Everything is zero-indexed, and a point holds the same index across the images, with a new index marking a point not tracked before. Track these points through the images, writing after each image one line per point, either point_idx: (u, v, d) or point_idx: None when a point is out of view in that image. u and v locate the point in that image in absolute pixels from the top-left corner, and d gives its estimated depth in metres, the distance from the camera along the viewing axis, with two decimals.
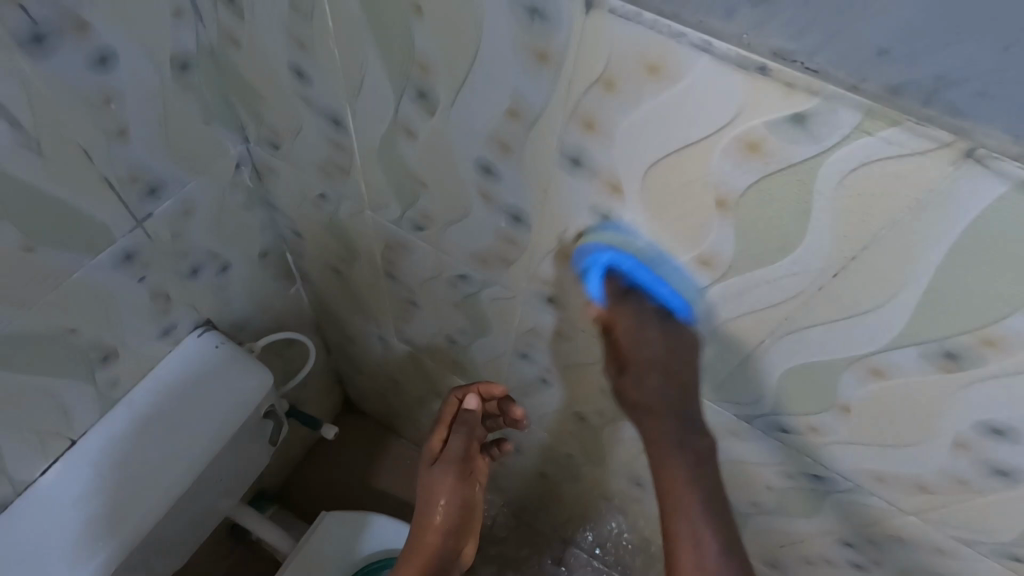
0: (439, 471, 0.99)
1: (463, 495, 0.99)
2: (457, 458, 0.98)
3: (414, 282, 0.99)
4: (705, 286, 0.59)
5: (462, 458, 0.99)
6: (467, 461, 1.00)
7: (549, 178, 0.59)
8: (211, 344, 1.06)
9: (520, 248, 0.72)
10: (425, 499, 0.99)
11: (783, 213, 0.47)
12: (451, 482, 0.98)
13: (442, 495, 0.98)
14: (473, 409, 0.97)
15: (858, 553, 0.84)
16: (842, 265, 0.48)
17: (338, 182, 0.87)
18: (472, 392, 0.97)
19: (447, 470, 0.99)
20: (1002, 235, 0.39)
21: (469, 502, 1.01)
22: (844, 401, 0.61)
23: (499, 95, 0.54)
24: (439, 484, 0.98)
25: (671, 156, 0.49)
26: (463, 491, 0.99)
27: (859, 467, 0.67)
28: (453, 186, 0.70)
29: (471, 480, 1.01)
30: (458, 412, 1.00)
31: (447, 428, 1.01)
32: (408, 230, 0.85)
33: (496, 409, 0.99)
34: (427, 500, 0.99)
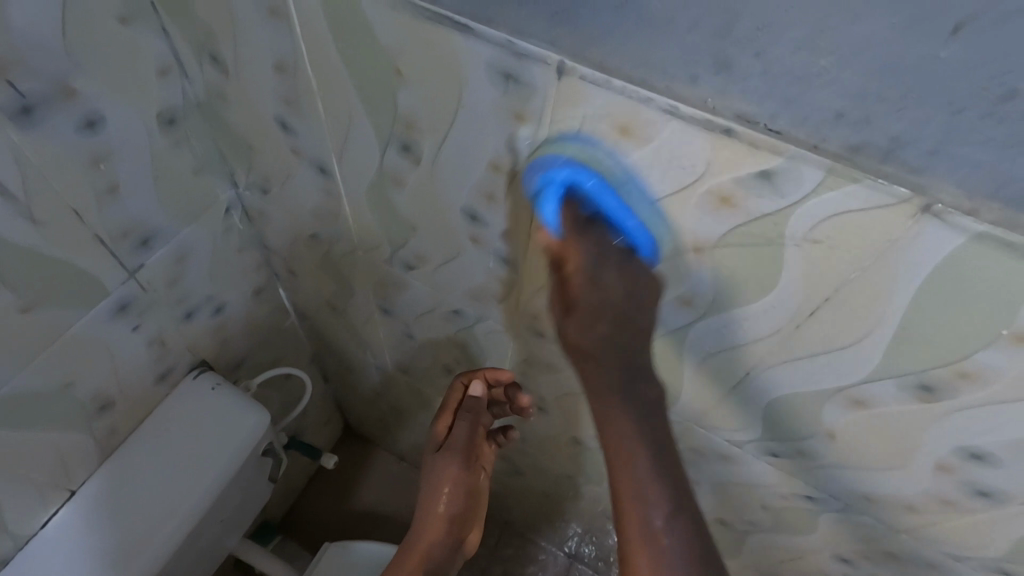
0: (443, 460, 0.97)
1: (467, 485, 0.98)
2: (462, 446, 0.96)
3: (408, 316, 1.00)
4: (688, 323, 0.60)
5: (466, 445, 0.96)
6: (473, 450, 0.97)
7: (533, 224, 0.61)
8: (206, 386, 1.06)
9: (509, 287, 0.74)
10: (425, 488, 0.98)
11: (757, 259, 0.49)
12: (455, 471, 0.96)
13: (445, 486, 0.96)
14: (478, 397, 0.92)
15: (855, 568, 0.85)
16: (816, 306, 0.50)
17: (328, 224, 0.88)
18: (478, 379, 0.91)
19: (450, 459, 0.97)
20: (964, 282, 0.41)
21: (474, 492, 0.99)
22: (830, 429, 0.62)
23: (481, 149, 0.56)
24: (444, 474, 0.96)
25: (648, 207, 0.51)
26: (467, 480, 0.97)
27: (849, 488, 0.69)
28: (441, 230, 0.72)
29: (477, 469, 0.99)
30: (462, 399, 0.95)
31: (451, 415, 0.97)
32: (400, 269, 0.87)
33: (502, 396, 0.92)
34: (428, 490, 0.98)
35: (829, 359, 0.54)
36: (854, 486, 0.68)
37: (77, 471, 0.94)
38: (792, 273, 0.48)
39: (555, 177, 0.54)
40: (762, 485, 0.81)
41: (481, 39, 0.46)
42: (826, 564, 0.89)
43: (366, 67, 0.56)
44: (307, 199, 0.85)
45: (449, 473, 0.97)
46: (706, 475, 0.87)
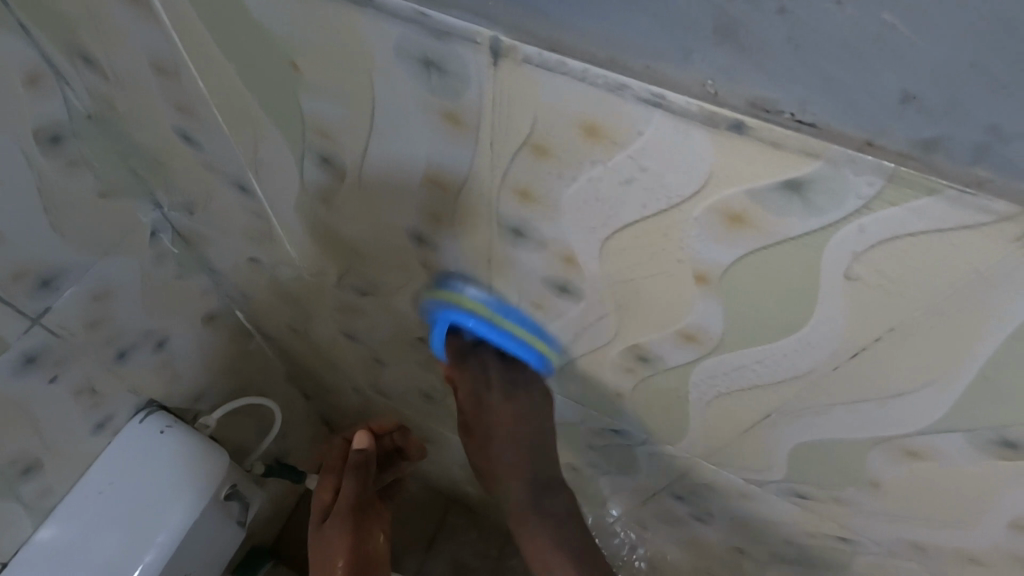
0: (329, 526, 0.83)
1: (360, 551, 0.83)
2: (351, 505, 0.84)
3: (373, 342, 0.88)
4: (691, 360, 0.48)
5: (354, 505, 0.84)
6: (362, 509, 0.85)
7: (491, 248, 0.48)
8: (155, 430, 0.94)
9: (476, 316, 0.61)
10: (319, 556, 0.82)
11: (781, 289, 0.37)
12: (342, 537, 0.82)
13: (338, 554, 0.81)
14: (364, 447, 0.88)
15: None
16: (861, 347, 0.37)
17: (265, 246, 0.75)
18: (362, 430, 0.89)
19: (336, 524, 0.83)
20: None
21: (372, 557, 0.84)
22: (873, 478, 0.50)
23: (413, 160, 0.43)
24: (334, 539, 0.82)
25: (633, 227, 0.38)
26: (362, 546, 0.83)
27: (893, 535, 0.57)
28: (388, 253, 0.59)
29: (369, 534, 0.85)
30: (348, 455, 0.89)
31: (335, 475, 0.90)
32: (353, 294, 0.74)
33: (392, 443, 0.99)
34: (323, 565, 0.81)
35: (875, 406, 0.42)
36: (901, 534, 0.56)
37: (8, 540, 0.83)
38: (831, 309, 0.36)
39: (509, 193, 0.41)
40: (787, 524, 0.69)
41: (385, 15, 0.33)
42: None
43: (256, 62, 0.43)
44: (237, 220, 0.72)
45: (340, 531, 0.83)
46: (720, 509, 0.76)
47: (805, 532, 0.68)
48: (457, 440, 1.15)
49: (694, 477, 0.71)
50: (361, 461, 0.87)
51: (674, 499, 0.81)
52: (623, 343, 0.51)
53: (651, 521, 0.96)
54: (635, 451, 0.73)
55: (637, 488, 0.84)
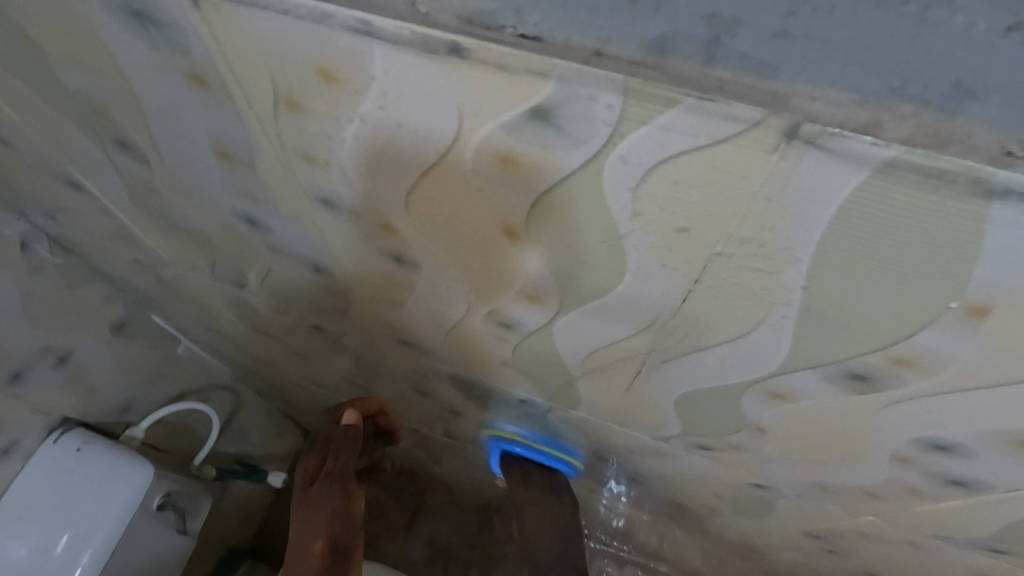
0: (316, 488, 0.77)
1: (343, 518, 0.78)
2: (339, 476, 0.78)
3: (280, 335, 0.83)
4: (547, 321, 0.45)
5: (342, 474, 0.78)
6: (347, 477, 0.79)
7: (315, 224, 0.44)
8: (71, 448, 0.90)
9: (345, 298, 0.57)
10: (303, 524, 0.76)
11: (588, 234, 0.33)
12: (333, 503, 0.77)
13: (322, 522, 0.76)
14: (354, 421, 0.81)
15: (828, 543, 0.73)
16: (685, 289, 0.34)
17: (134, 248, 0.71)
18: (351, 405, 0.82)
19: (331, 489, 0.77)
20: (880, 239, 0.25)
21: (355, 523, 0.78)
22: (756, 424, 0.47)
23: (195, 134, 0.39)
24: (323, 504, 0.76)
25: (424, 182, 0.34)
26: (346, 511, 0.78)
27: (798, 477, 0.55)
28: (236, 242, 0.55)
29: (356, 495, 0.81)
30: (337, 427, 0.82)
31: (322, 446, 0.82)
32: (234, 288, 0.70)
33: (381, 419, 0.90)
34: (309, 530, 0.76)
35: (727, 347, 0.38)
36: (806, 476, 0.54)
37: None
38: (641, 251, 0.32)
39: (297, 161, 0.37)
40: (708, 476, 0.67)
41: None
42: (800, 540, 0.76)
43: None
44: (97, 223, 0.67)
45: (325, 500, 0.77)
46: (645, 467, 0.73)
47: (726, 483, 0.66)
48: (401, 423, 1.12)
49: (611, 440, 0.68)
50: (352, 437, 0.80)
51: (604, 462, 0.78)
52: (481, 310, 0.47)
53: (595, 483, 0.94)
54: (548, 419, 0.70)
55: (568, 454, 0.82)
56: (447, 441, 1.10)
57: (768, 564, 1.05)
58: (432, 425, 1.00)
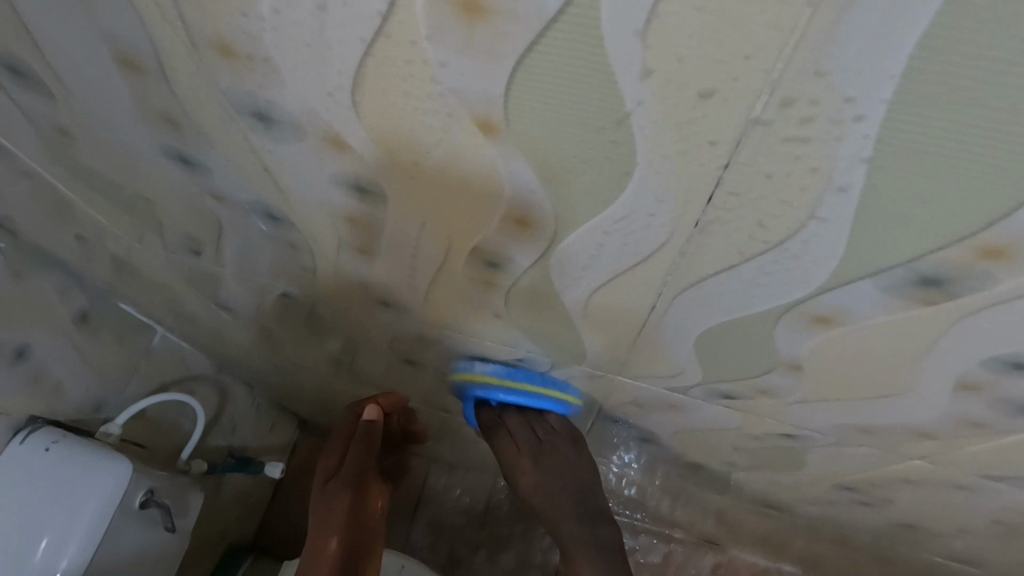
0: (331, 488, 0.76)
1: (357, 517, 0.77)
2: (356, 473, 0.76)
3: (253, 313, 0.76)
4: (540, 254, 0.38)
5: (356, 475, 0.76)
6: (365, 477, 0.77)
7: (253, 152, 0.37)
8: (40, 447, 0.84)
9: (308, 254, 0.50)
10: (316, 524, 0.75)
11: (583, 119, 0.26)
12: (345, 504, 0.75)
13: (331, 525, 0.75)
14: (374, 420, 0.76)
15: (862, 495, 0.67)
16: (711, 183, 0.27)
17: (73, 221, 0.63)
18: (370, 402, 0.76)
19: (342, 490, 0.76)
20: (989, 61, 0.18)
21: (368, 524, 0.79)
22: (789, 361, 0.41)
23: (88, 36, 0.31)
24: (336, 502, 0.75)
25: (369, 67, 0.27)
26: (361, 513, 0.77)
27: (835, 421, 0.49)
28: (174, 195, 0.47)
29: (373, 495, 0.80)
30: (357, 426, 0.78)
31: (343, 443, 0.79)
32: (189, 259, 0.62)
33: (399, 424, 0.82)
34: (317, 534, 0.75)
35: (762, 260, 0.31)
36: (846, 420, 0.48)
37: None
38: (649, 132, 0.25)
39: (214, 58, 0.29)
40: (731, 430, 0.60)
41: None
42: (832, 494, 0.71)
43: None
44: (29, 194, 0.60)
45: (340, 502, 0.75)
46: (659, 426, 0.67)
47: (751, 436, 0.60)
48: (396, 403, 1.06)
49: (621, 398, 0.62)
50: (369, 437, 0.77)
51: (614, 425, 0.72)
52: (463, 248, 0.40)
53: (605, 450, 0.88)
54: (549, 380, 0.63)
55: (575, 418, 0.76)
56: (445, 417, 1.04)
57: (792, 522, 1.00)
58: (427, 401, 0.94)
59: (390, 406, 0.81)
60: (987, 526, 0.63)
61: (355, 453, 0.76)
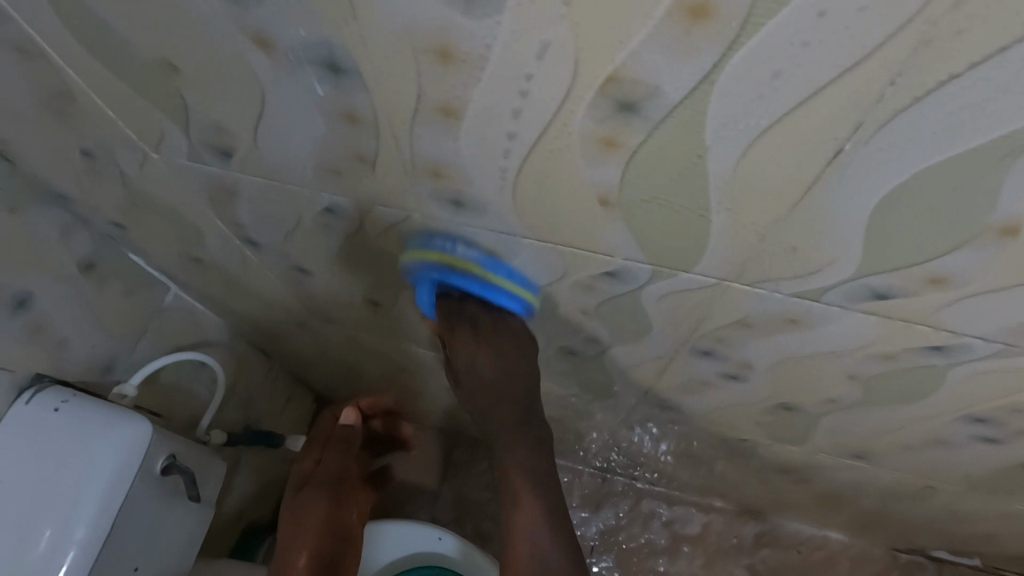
0: (304, 493, 0.77)
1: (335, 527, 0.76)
2: (332, 477, 0.79)
3: (283, 246, 0.67)
4: (701, 80, 0.29)
5: (334, 477, 0.79)
6: (342, 484, 0.79)
7: None
8: (48, 407, 0.75)
9: (370, 130, 0.41)
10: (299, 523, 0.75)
11: None
12: (321, 508, 0.75)
13: (310, 525, 0.74)
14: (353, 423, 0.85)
15: (989, 427, 0.59)
16: None
17: (78, 127, 0.54)
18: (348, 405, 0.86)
19: (318, 492, 0.77)
20: None
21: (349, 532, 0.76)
22: (1003, 218, 0.33)
23: None
24: (311, 507, 0.75)
25: None
26: (339, 521, 0.76)
27: (1015, 317, 0.41)
28: (210, 55, 0.39)
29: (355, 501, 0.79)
30: (332, 429, 0.85)
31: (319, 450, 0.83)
32: (216, 169, 0.53)
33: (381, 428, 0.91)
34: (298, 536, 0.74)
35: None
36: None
37: None
38: None
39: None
40: (854, 350, 0.52)
41: None
42: (948, 429, 0.62)
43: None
44: (25, 89, 0.50)
45: (316, 505, 0.76)
46: (759, 355, 0.59)
47: (878, 355, 0.51)
48: (432, 358, 0.97)
49: (724, 317, 0.53)
50: (347, 437, 0.83)
51: (699, 359, 0.64)
52: (589, 84, 0.31)
53: (673, 396, 0.80)
54: (637, 300, 0.55)
55: (650, 355, 0.67)
56: None
57: (869, 475, 0.92)
58: None
59: (368, 411, 0.89)
60: None
61: (331, 453, 0.81)
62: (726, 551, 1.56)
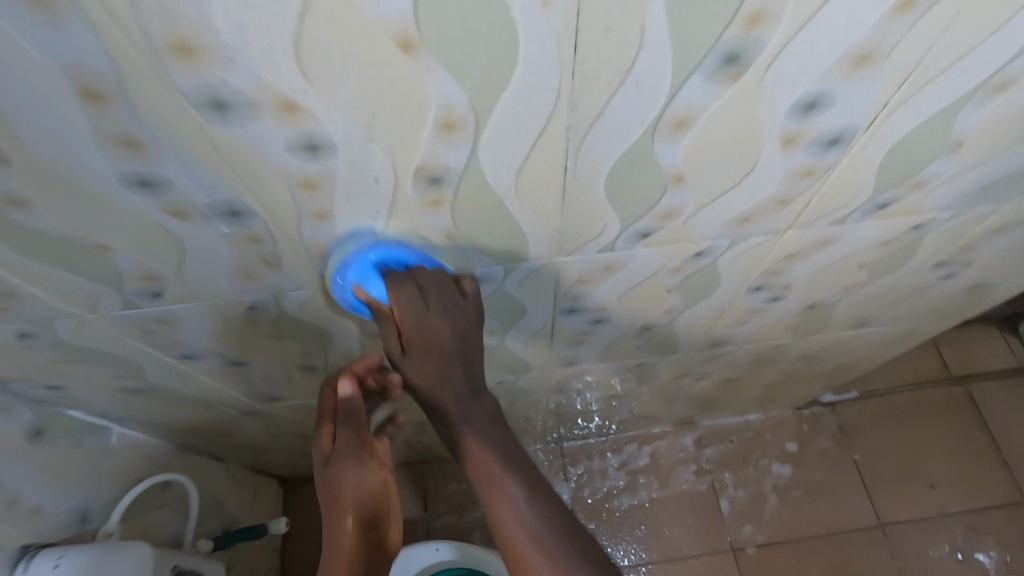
0: (330, 479, 0.73)
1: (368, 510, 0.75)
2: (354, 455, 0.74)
3: (219, 348, 0.79)
4: (467, 155, 0.48)
5: (354, 450, 0.74)
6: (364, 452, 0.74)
7: (214, 143, 0.43)
8: (47, 567, 0.81)
9: (270, 241, 0.56)
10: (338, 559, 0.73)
11: (479, 23, 0.36)
12: (351, 493, 0.73)
13: (348, 492, 0.73)
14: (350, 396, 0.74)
15: (770, 288, 0.83)
16: (571, 45, 0.39)
17: (19, 312, 0.62)
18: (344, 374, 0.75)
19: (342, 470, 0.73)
20: None
21: (381, 489, 0.76)
22: (673, 171, 0.53)
23: (49, 85, 0.36)
24: (341, 497, 0.72)
25: (310, 24, 0.35)
26: (369, 483, 0.74)
27: (724, 219, 0.62)
28: (135, 230, 0.52)
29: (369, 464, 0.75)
30: (336, 402, 0.76)
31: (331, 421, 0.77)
32: (150, 303, 0.64)
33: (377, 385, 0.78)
34: (366, 458, 0.75)
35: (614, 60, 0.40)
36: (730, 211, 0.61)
37: None
38: (533, 32, 0.37)
39: (118, 14, 0.33)
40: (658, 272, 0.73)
41: None
42: (748, 302, 0.87)
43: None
44: None
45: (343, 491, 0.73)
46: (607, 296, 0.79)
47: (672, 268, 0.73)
48: (373, 396, 1.10)
49: (569, 281, 0.73)
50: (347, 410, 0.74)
51: (568, 316, 0.84)
52: (409, 156, 0.47)
53: (568, 351, 0.99)
54: (506, 291, 0.73)
55: (536, 326, 0.86)
56: None
57: (735, 358, 1.17)
58: None
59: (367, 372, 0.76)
60: (859, 269, 0.80)
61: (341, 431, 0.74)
62: (677, 465, 1.79)
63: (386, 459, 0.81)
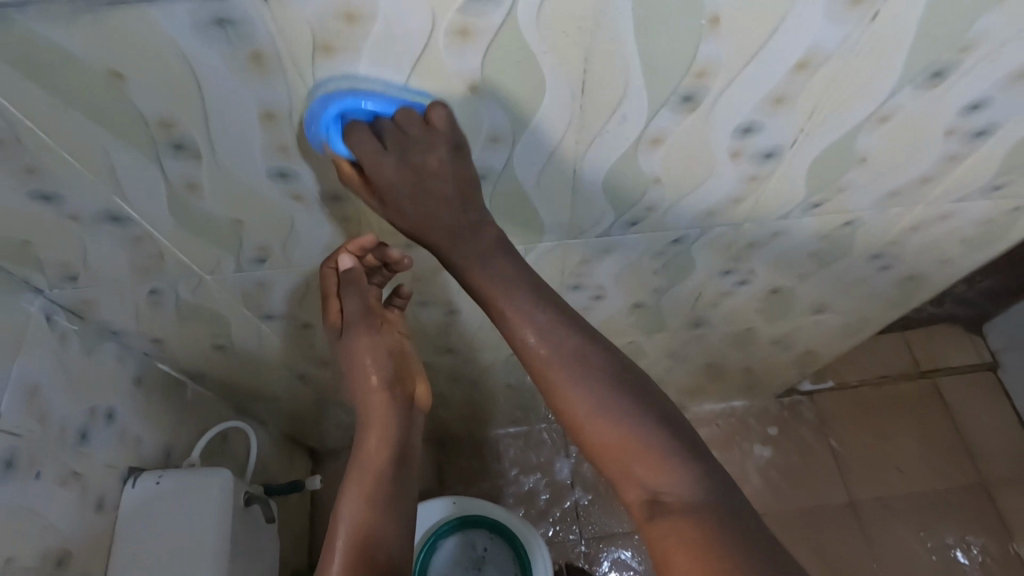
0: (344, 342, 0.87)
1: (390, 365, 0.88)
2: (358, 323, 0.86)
3: (294, 311, 0.98)
4: (506, 159, 0.68)
5: (365, 316, 0.86)
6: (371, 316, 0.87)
7: (336, 148, 0.63)
8: (151, 482, 1.02)
9: (356, 220, 0.76)
10: (370, 407, 0.87)
11: (521, 74, 0.56)
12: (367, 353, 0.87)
13: (364, 352, 0.87)
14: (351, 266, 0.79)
15: (736, 272, 1.03)
16: (580, 88, 0.59)
17: (159, 271, 0.82)
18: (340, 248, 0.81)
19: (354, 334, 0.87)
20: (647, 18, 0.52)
21: (397, 349, 0.90)
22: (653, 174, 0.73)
23: (245, 108, 0.56)
24: (356, 351, 0.87)
25: (414, 74, 0.55)
26: (384, 344, 0.88)
27: (695, 212, 0.82)
28: (264, 208, 0.72)
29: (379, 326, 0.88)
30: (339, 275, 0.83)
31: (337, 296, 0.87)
32: (255, 268, 0.84)
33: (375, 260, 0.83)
34: (376, 325, 0.89)
35: (609, 97, 0.60)
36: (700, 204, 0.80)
37: None
38: (554, 80, 0.57)
39: (300, 70, 0.53)
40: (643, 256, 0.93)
41: (188, 16, 0.47)
42: (719, 285, 1.06)
43: (36, 64, 0.50)
44: (126, 264, 0.80)
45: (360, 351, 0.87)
46: (604, 275, 0.99)
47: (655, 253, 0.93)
48: None
49: (574, 261, 0.93)
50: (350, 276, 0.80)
51: (573, 292, 1.03)
52: (465, 159, 0.67)
53: None
54: None
55: None
56: (449, 358, 1.30)
57: (714, 340, 1.36)
58: (433, 343, 1.20)
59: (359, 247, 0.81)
60: (807, 258, 1.00)
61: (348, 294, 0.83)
62: None
63: (403, 325, 0.94)
